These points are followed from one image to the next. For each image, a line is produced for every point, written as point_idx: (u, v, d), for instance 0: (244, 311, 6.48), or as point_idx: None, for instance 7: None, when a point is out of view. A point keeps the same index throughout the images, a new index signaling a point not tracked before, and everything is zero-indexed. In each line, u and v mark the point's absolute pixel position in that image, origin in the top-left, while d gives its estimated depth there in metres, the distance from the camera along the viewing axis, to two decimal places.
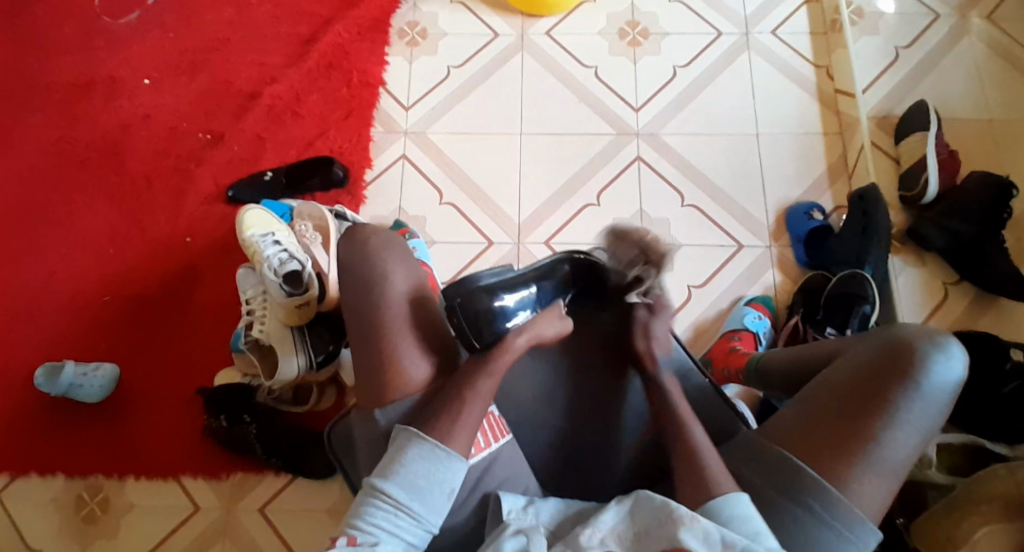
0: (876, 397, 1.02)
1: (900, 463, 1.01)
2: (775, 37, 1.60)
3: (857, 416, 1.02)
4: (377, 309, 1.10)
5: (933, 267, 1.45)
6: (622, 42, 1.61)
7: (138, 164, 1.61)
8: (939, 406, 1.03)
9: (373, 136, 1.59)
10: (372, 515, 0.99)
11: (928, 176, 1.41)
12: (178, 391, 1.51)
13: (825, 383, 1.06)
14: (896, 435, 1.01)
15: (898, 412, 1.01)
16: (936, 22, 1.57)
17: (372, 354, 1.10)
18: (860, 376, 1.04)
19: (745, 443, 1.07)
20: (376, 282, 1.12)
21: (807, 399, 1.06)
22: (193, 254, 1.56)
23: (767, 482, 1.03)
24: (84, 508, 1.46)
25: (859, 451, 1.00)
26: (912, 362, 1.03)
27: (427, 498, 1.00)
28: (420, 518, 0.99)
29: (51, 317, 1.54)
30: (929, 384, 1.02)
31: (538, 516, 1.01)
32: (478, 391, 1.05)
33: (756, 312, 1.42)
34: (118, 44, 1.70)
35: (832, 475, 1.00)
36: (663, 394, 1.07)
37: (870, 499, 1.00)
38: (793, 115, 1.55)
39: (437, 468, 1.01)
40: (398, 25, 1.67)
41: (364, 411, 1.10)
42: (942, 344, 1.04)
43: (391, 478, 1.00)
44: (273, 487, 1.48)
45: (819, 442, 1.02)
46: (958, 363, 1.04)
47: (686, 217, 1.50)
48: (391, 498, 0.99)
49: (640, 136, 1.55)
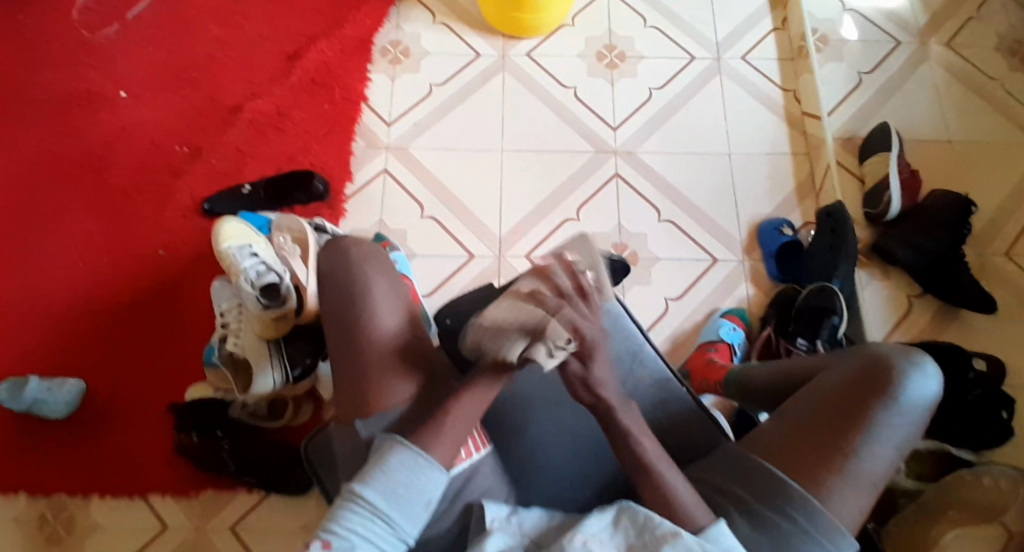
0: (853, 412, 1.04)
1: (877, 476, 1.03)
2: (745, 63, 1.67)
3: (834, 430, 1.04)
4: (360, 320, 1.11)
5: (898, 282, 1.50)
6: (600, 64, 1.67)
7: (113, 176, 1.60)
8: (915, 422, 1.05)
9: (354, 151, 1.60)
10: (348, 520, 0.96)
11: (891, 194, 1.47)
12: (148, 405, 1.47)
13: (804, 400, 1.08)
14: (873, 450, 1.03)
15: (876, 427, 1.03)
16: (897, 50, 1.65)
17: (355, 367, 1.10)
18: (838, 393, 1.06)
19: (725, 454, 1.09)
20: (359, 295, 1.12)
21: (786, 416, 1.09)
22: (167, 267, 1.54)
23: (747, 486, 1.04)
24: (48, 527, 1.41)
25: (837, 463, 1.02)
26: (888, 379, 1.05)
27: (405, 506, 0.98)
28: (396, 526, 0.97)
29: (17, 328, 1.49)
30: (905, 400, 1.05)
31: (522, 524, 1.00)
32: (463, 406, 1.04)
33: (731, 324, 1.45)
34: (96, 56, 1.69)
35: (812, 486, 1.02)
36: (616, 419, 1.01)
37: (848, 511, 1.01)
38: (763, 136, 1.61)
39: (415, 477, 0.99)
40: (382, 43, 1.69)
41: (343, 423, 1.10)
42: (917, 362, 1.07)
43: (370, 484, 0.98)
44: (246, 504, 1.43)
45: (798, 455, 1.04)
46: (932, 381, 1.06)
47: (662, 232, 1.54)
48: (369, 504, 0.97)
49: (618, 153, 1.59)
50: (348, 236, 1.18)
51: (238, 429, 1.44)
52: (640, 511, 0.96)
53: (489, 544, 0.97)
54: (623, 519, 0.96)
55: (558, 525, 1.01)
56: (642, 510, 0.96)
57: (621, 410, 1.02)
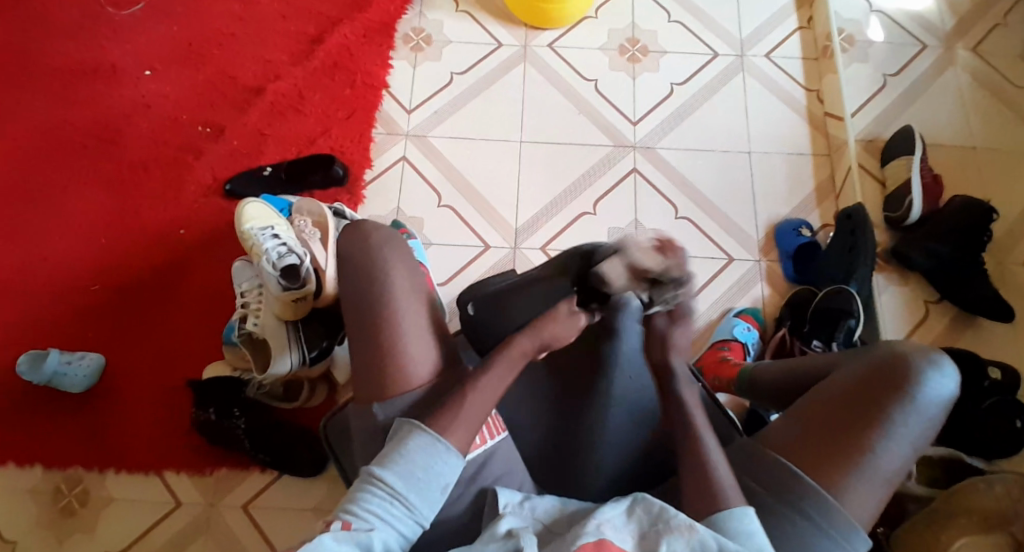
0: (869, 409, 1.04)
1: (892, 472, 1.03)
2: (769, 60, 1.66)
3: (849, 426, 1.04)
4: (377, 304, 1.11)
5: (916, 286, 1.50)
6: (622, 57, 1.66)
7: (135, 154, 1.61)
8: (930, 420, 1.05)
9: (374, 137, 1.61)
10: (367, 501, 0.97)
11: (912, 198, 1.47)
12: (164, 382, 1.49)
13: (818, 393, 1.08)
14: (888, 446, 1.03)
15: (892, 424, 1.03)
16: (924, 53, 1.64)
17: (371, 348, 1.10)
18: (853, 387, 1.06)
19: (742, 448, 1.09)
20: (376, 277, 1.12)
21: (802, 407, 1.08)
22: (186, 246, 1.56)
23: (764, 483, 1.05)
24: (62, 500, 1.43)
25: (852, 459, 1.02)
26: (906, 376, 1.05)
27: (423, 490, 0.99)
28: (414, 509, 0.98)
29: (38, 302, 1.51)
30: (922, 398, 1.04)
31: (534, 511, 1.01)
32: (482, 389, 1.04)
33: (745, 323, 1.45)
34: (120, 33, 1.70)
35: (826, 481, 1.02)
36: (676, 390, 1.08)
37: (862, 506, 1.02)
38: (785, 136, 1.60)
39: (434, 461, 1.00)
40: (404, 30, 1.69)
41: (359, 404, 1.11)
42: (935, 360, 1.06)
43: (391, 468, 0.99)
44: (256, 485, 1.45)
45: (812, 450, 1.04)
46: (950, 380, 1.06)
47: (679, 228, 1.54)
48: (388, 486, 0.98)
49: (637, 149, 1.59)
50: (369, 221, 1.19)
51: (255, 409, 1.46)
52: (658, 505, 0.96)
53: (502, 524, 0.98)
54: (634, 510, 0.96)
55: (571, 513, 1.02)
56: (657, 502, 0.96)
57: (683, 383, 1.09)
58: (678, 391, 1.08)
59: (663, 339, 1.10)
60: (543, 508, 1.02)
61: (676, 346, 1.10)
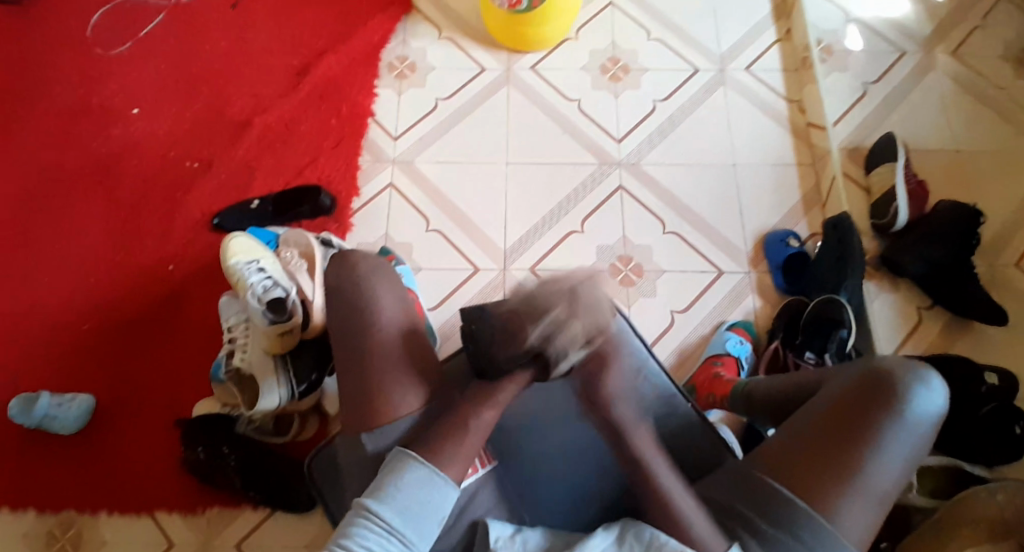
0: (858, 426, 1.03)
1: (884, 492, 1.02)
2: (750, 74, 1.67)
3: (839, 446, 1.03)
4: (365, 335, 1.11)
5: (907, 293, 1.50)
6: (604, 77, 1.67)
7: (124, 191, 1.61)
8: (920, 435, 1.04)
9: (360, 165, 1.61)
10: (363, 537, 0.97)
11: (898, 204, 1.46)
12: (157, 420, 1.47)
13: (807, 413, 1.07)
14: (879, 464, 1.02)
15: (882, 443, 1.02)
16: (903, 60, 1.65)
17: (361, 378, 1.10)
18: (842, 404, 1.05)
19: (732, 471, 1.08)
20: (365, 308, 1.12)
21: (790, 427, 1.08)
22: (175, 282, 1.55)
23: (753, 504, 1.04)
24: (56, 545, 1.41)
25: (843, 480, 1.02)
26: (895, 392, 1.04)
27: (420, 524, 0.99)
28: (411, 544, 0.98)
29: (28, 343, 1.51)
30: (912, 414, 1.04)
31: (526, 544, 1.00)
32: (481, 420, 1.05)
33: (738, 337, 1.45)
34: (105, 73, 1.71)
35: (817, 503, 1.02)
36: (626, 440, 1.05)
37: (855, 526, 1.01)
38: (769, 148, 1.61)
39: (429, 494, 1.00)
40: (388, 59, 1.70)
41: (349, 436, 1.10)
42: (923, 375, 1.06)
43: (386, 502, 0.98)
44: (250, 523, 1.44)
45: (803, 469, 1.03)
46: (938, 394, 1.06)
47: (668, 244, 1.54)
48: (384, 521, 0.98)
49: (622, 166, 1.59)
50: (356, 249, 1.18)
51: (247, 443, 1.45)
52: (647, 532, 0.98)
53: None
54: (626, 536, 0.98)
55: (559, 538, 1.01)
56: (649, 529, 0.98)
57: None
58: (628, 444, 1.04)
59: (592, 392, 1.06)
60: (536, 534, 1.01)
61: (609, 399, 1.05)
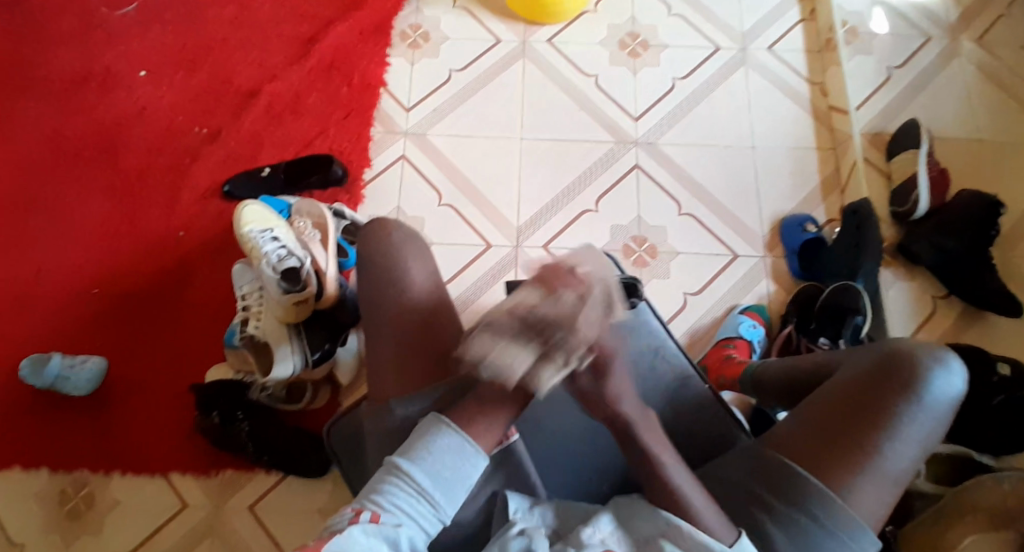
0: (873, 408, 1.03)
1: (899, 472, 1.02)
2: (771, 54, 1.64)
3: (855, 426, 1.03)
4: (396, 300, 1.14)
5: (923, 282, 1.48)
6: (622, 52, 1.64)
7: (133, 158, 1.60)
8: (937, 418, 1.04)
9: (373, 136, 1.60)
10: (394, 495, 0.98)
11: (919, 194, 1.45)
12: (166, 386, 1.48)
13: (825, 393, 1.07)
14: (895, 447, 1.02)
15: (900, 425, 1.02)
16: (928, 45, 1.61)
17: (387, 343, 1.12)
18: (857, 386, 1.05)
19: (747, 450, 1.08)
20: (398, 279, 1.15)
21: (806, 407, 1.07)
22: (186, 248, 1.55)
23: (768, 484, 1.04)
24: (68, 504, 1.42)
25: (859, 460, 1.02)
26: (912, 374, 1.04)
27: (449, 488, 0.99)
28: (438, 508, 0.99)
29: (38, 306, 1.51)
30: (929, 398, 1.03)
31: (544, 517, 1.03)
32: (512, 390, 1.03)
33: (751, 320, 1.44)
34: (117, 36, 1.69)
35: (830, 482, 1.02)
36: (635, 435, 0.99)
37: (869, 505, 1.01)
38: (788, 130, 1.59)
39: (461, 461, 1.00)
40: (401, 27, 1.68)
41: (376, 403, 1.13)
42: (941, 358, 1.05)
43: (418, 464, 0.99)
44: (263, 486, 1.45)
45: (818, 449, 1.03)
46: (957, 377, 1.05)
47: (683, 226, 1.52)
48: (414, 482, 0.98)
49: (638, 144, 1.58)
50: (388, 221, 1.21)
51: (260, 413, 1.46)
52: (660, 513, 0.98)
53: (512, 541, 0.97)
54: (636, 514, 1.00)
55: (576, 513, 1.04)
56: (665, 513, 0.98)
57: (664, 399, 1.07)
58: (637, 435, 0.99)
59: (595, 394, 0.99)
60: (555, 509, 1.04)
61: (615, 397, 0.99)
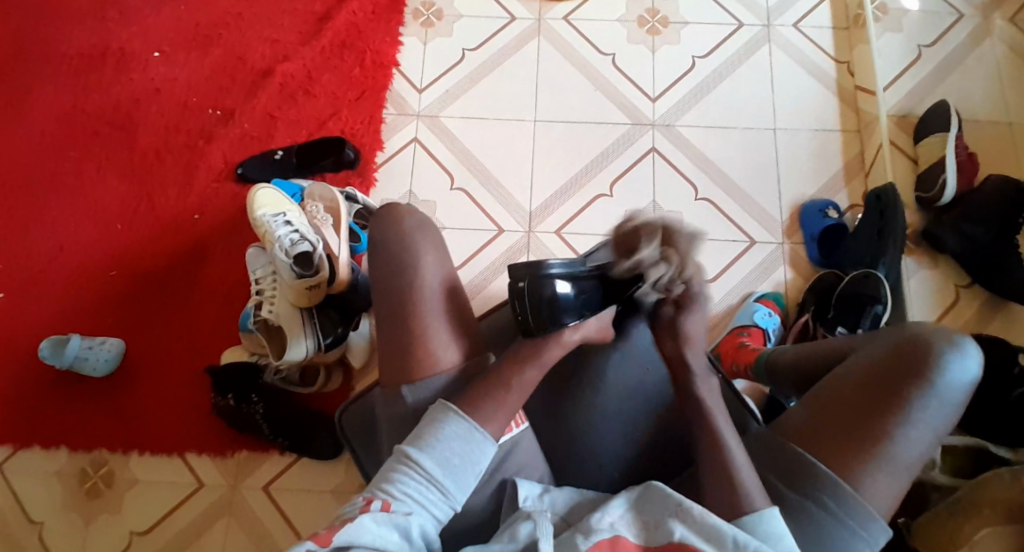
0: (887, 394, 1.00)
1: (913, 460, 1.00)
2: (796, 31, 1.58)
3: (868, 413, 1.00)
4: (409, 288, 1.11)
5: (946, 269, 1.44)
6: (640, 30, 1.59)
7: (146, 139, 1.60)
8: (952, 405, 1.00)
9: (385, 118, 1.58)
10: (404, 483, 0.98)
11: (946, 176, 1.39)
12: (182, 368, 1.50)
13: (836, 380, 1.04)
14: (908, 434, 0.99)
15: (912, 412, 0.99)
16: (960, 23, 1.55)
17: (394, 336, 1.11)
18: (871, 371, 1.02)
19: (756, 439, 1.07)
20: (409, 266, 1.12)
21: (818, 393, 1.05)
22: (200, 230, 1.55)
23: (777, 471, 1.03)
24: (88, 481, 1.45)
25: (871, 448, 0.99)
26: (926, 359, 1.01)
27: (459, 475, 0.99)
28: (448, 495, 0.98)
29: (56, 288, 1.53)
30: (944, 382, 1.00)
31: (553, 504, 1.03)
32: (523, 381, 1.05)
33: (766, 308, 1.40)
34: (129, 15, 1.68)
35: (842, 471, 0.99)
36: (693, 388, 1.08)
37: (882, 494, 0.99)
38: (811, 111, 1.53)
39: (470, 449, 1.00)
40: (414, 5, 1.64)
41: (387, 390, 1.11)
42: (957, 342, 1.02)
43: (427, 452, 0.99)
44: (278, 466, 1.46)
45: (831, 436, 1.01)
46: (972, 362, 1.02)
47: (699, 211, 1.49)
48: (424, 471, 0.98)
49: (655, 127, 1.54)
50: (401, 205, 1.18)
51: (272, 394, 1.46)
52: (673, 498, 0.96)
53: (521, 527, 0.96)
54: (648, 500, 0.98)
55: (590, 500, 1.05)
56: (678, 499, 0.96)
57: (699, 379, 1.09)
58: (696, 388, 1.08)
59: (675, 328, 1.11)
60: (566, 498, 1.04)
61: (688, 337, 1.10)
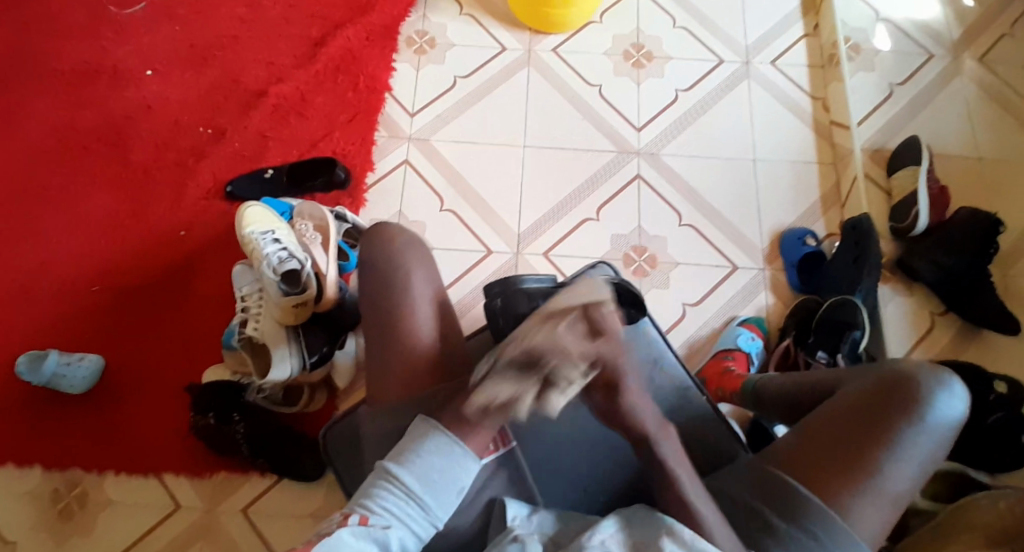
0: (877, 430, 1.03)
1: (899, 493, 1.02)
2: (775, 68, 1.66)
3: (859, 447, 1.02)
4: (398, 303, 1.13)
5: (921, 298, 1.48)
6: (626, 63, 1.66)
7: (135, 157, 1.60)
8: (938, 440, 1.03)
9: (377, 141, 1.60)
10: (383, 498, 0.97)
11: (918, 208, 1.45)
12: (163, 386, 1.47)
13: (827, 411, 1.06)
14: (896, 466, 1.01)
15: (902, 446, 1.02)
16: (930, 63, 1.63)
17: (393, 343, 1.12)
18: (861, 405, 1.05)
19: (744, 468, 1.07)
20: (400, 281, 1.14)
21: (807, 425, 1.07)
22: (187, 248, 1.55)
23: (771, 502, 1.02)
24: (61, 502, 1.41)
25: (860, 478, 1.01)
26: (914, 396, 1.04)
27: (438, 491, 0.99)
28: (428, 510, 0.98)
29: (36, 302, 1.50)
30: (931, 419, 1.03)
31: (541, 525, 1.01)
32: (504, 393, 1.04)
33: (749, 332, 1.44)
34: (122, 33, 1.70)
35: (831, 500, 1.01)
36: (654, 449, 1.00)
37: (870, 524, 1.00)
38: (790, 144, 1.59)
39: (449, 464, 1.00)
40: (407, 33, 1.69)
41: (376, 406, 1.10)
42: (944, 380, 1.05)
43: (407, 467, 0.99)
44: (256, 489, 1.43)
45: (822, 465, 1.03)
46: (957, 401, 1.05)
47: (683, 236, 1.53)
48: (404, 486, 0.98)
49: (641, 155, 1.58)
50: (391, 225, 1.21)
51: (254, 414, 1.44)
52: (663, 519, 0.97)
53: (508, 551, 0.95)
54: (637, 522, 0.98)
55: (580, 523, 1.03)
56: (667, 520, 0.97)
57: (657, 440, 1.01)
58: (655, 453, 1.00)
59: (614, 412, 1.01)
60: (556, 518, 1.02)
61: (630, 412, 1.00)
